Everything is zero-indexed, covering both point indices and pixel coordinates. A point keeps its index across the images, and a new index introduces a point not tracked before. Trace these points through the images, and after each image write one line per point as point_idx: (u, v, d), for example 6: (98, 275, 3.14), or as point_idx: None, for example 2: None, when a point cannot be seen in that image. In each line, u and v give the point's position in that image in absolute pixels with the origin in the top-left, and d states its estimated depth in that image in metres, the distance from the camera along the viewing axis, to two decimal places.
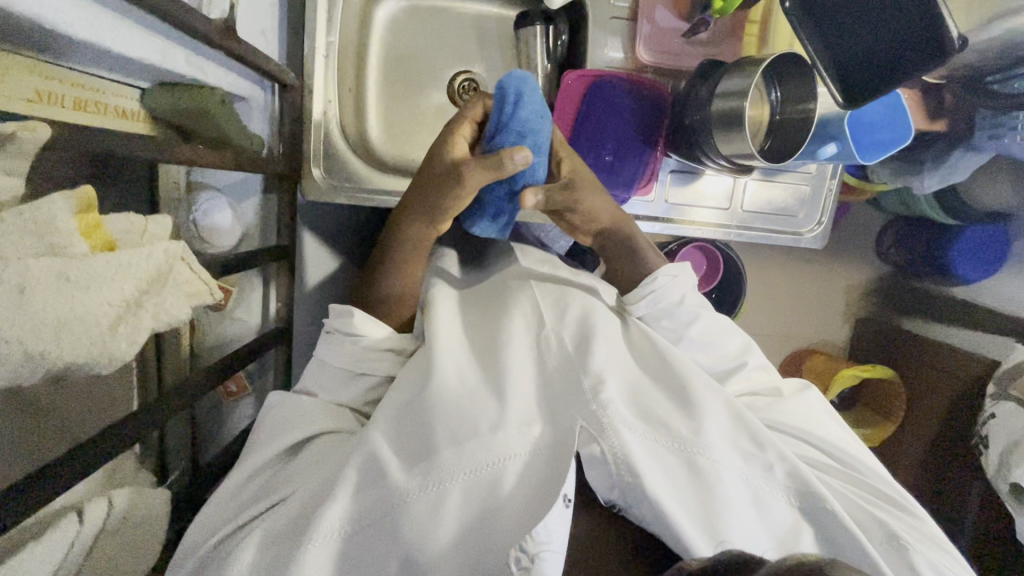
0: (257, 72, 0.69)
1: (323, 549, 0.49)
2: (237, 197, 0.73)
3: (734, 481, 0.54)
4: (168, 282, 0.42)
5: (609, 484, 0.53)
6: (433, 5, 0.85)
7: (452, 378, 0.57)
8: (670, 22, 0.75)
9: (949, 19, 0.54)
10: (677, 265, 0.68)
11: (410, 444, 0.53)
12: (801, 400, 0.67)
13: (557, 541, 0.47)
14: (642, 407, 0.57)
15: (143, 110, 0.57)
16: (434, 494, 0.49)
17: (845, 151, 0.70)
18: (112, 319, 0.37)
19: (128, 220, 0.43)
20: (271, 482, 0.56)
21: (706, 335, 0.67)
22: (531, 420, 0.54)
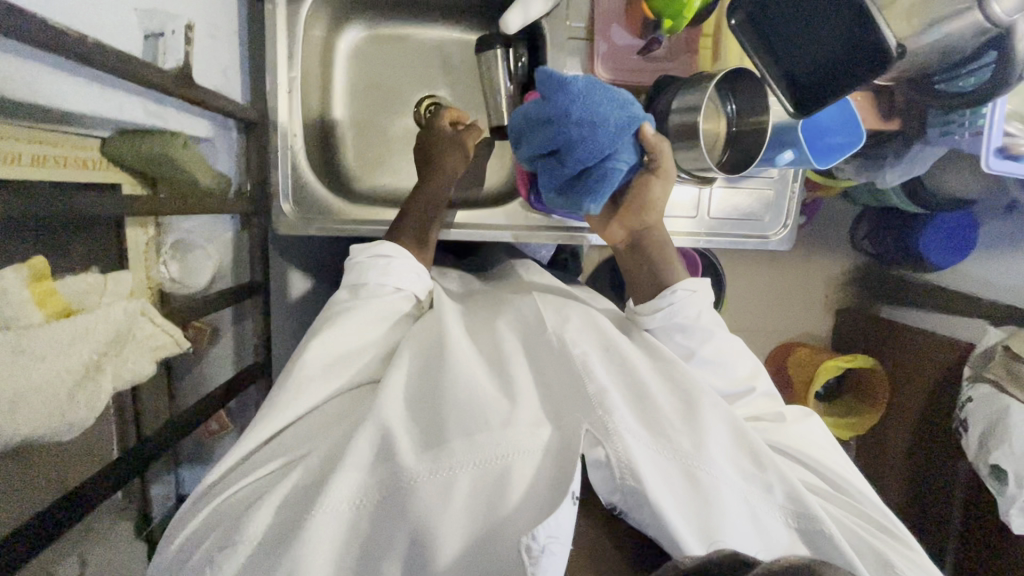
0: (217, 113, 0.70)
1: (331, 518, 0.47)
2: (207, 236, 0.73)
3: (734, 497, 0.51)
4: (130, 340, 0.50)
5: (610, 486, 0.50)
6: (395, 32, 0.86)
7: (464, 376, 0.54)
8: (626, 40, 0.76)
9: (885, 29, 0.56)
10: (694, 280, 0.65)
11: (421, 430, 0.51)
12: (804, 427, 0.65)
13: (565, 533, 0.43)
14: (650, 409, 0.54)
15: (103, 157, 0.57)
16: (444, 479, 0.47)
17: (800, 157, 0.72)
18: (74, 381, 0.43)
19: (84, 282, 0.49)
20: (289, 440, 0.55)
21: (718, 355, 0.64)
22: (540, 422, 0.51)
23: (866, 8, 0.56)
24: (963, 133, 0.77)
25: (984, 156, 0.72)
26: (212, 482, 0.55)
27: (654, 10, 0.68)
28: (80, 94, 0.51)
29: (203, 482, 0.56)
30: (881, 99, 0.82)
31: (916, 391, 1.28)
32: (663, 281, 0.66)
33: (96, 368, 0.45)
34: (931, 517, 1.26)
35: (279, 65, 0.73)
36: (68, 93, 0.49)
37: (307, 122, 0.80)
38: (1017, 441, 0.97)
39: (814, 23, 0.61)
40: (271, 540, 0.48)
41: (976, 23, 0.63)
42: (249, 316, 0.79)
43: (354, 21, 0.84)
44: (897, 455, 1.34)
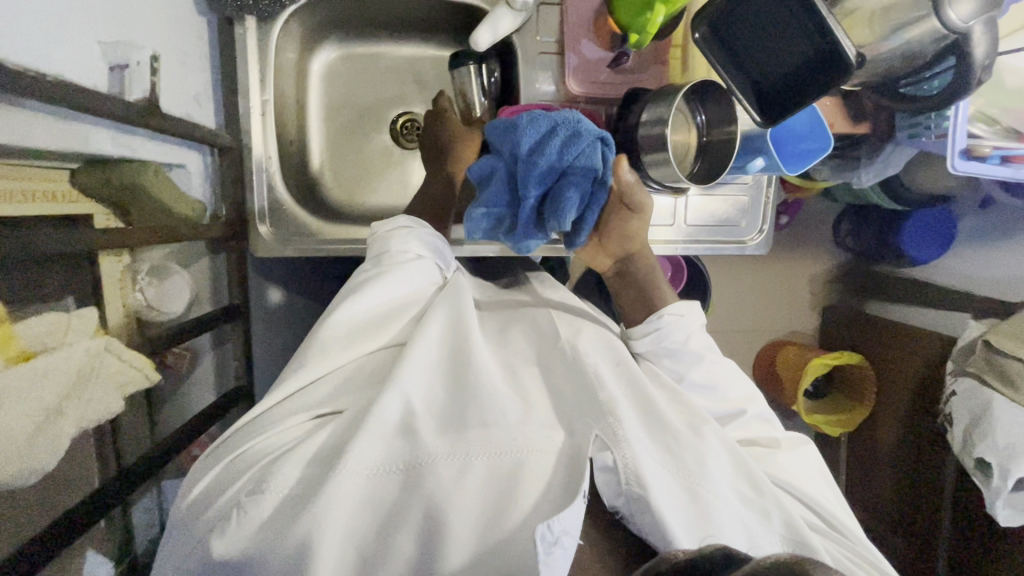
0: (190, 139, 0.70)
1: (351, 479, 0.48)
2: (185, 262, 0.73)
3: (732, 517, 0.53)
4: (93, 377, 0.51)
5: (616, 491, 0.52)
6: (368, 51, 0.87)
7: (485, 372, 0.57)
8: (596, 53, 0.77)
9: (845, 40, 0.57)
10: (683, 304, 0.67)
11: (441, 420, 0.54)
12: (802, 455, 0.66)
13: (576, 528, 0.45)
14: (654, 423, 0.57)
15: (75, 189, 0.57)
16: (460, 462, 0.49)
17: (771, 163, 0.73)
18: (35, 425, 0.45)
19: (47, 323, 0.49)
20: (314, 399, 0.58)
21: (708, 378, 0.66)
22: (553, 425, 0.54)
23: (824, 20, 0.57)
24: (929, 135, 0.78)
25: (950, 158, 0.73)
26: (230, 438, 0.58)
27: (624, 24, 0.69)
28: (44, 127, 0.50)
29: (221, 436, 0.59)
30: (851, 105, 0.84)
31: (904, 385, 1.29)
32: (651, 304, 0.68)
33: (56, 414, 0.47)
34: (921, 512, 1.27)
35: (252, 89, 0.73)
36: (31, 134, 0.49)
37: (284, 143, 0.80)
38: (1000, 434, 0.98)
39: (774, 34, 0.62)
40: (290, 496, 0.49)
41: (934, 30, 0.65)
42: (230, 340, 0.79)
43: (328, 41, 0.84)
44: (887, 451, 1.35)
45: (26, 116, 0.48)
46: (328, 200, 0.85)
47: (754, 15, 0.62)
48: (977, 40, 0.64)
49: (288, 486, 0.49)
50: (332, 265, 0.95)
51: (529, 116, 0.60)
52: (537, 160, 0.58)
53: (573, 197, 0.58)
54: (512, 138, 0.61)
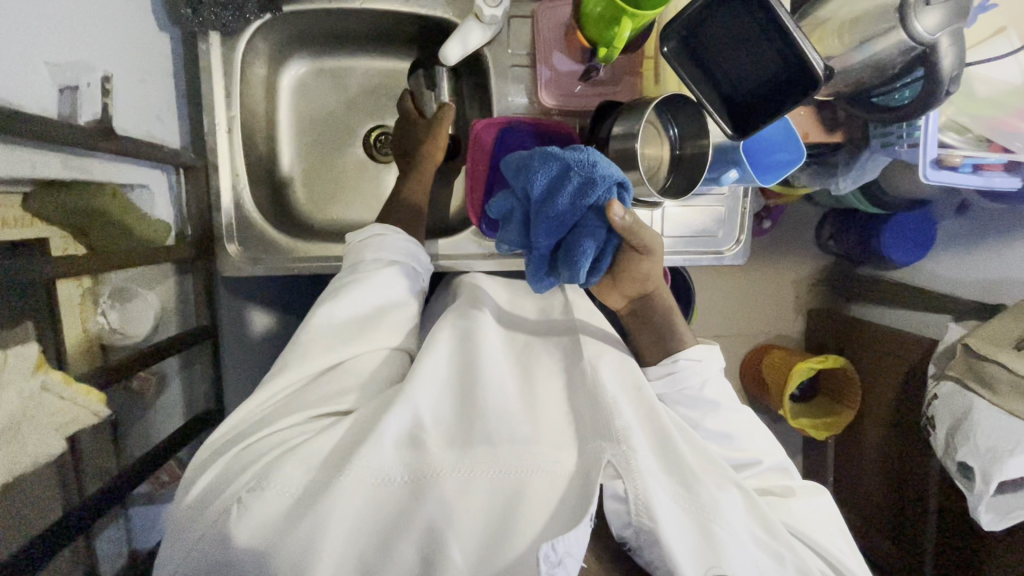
0: (151, 161, 0.68)
1: (357, 484, 0.52)
2: (151, 284, 0.71)
3: (744, 558, 0.55)
4: (30, 420, 0.50)
5: (624, 522, 0.55)
6: (339, 64, 0.85)
7: (497, 398, 0.61)
8: (567, 65, 0.76)
9: (812, 52, 0.57)
10: (703, 349, 0.66)
11: (455, 437, 0.57)
12: (819, 502, 0.65)
13: (579, 550, 0.50)
14: (670, 455, 0.58)
15: (29, 214, 0.54)
16: (465, 477, 0.53)
17: (745, 175, 0.72)
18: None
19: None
20: (317, 395, 0.60)
21: (721, 425, 0.66)
22: (563, 444, 0.57)
23: (790, 35, 0.57)
24: (902, 144, 0.77)
25: (921, 168, 0.73)
26: (233, 427, 0.59)
27: (593, 38, 0.68)
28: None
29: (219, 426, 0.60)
30: (825, 113, 0.84)
31: (889, 388, 1.30)
32: (669, 346, 0.67)
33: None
34: (907, 516, 1.27)
35: (218, 106, 0.72)
36: None
37: (253, 158, 0.78)
38: (981, 438, 0.98)
39: (743, 49, 0.61)
40: (295, 493, 0.52)
41: (902, 42, 0.65)
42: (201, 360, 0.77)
43: (296, 55, 0.83)
44: (874, 454, 1.35)
45: None
46: (300, 216, 0.84)
47: (722, 30, 0.62)
48: (944, 52, 0.65)
49: (292, 482, 0.53)
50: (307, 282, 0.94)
51: (541, 161, 0.57)
52: (551, 208, 0.56)
53: (590, 247, 0.55)
54: (524, 180, 0.58)
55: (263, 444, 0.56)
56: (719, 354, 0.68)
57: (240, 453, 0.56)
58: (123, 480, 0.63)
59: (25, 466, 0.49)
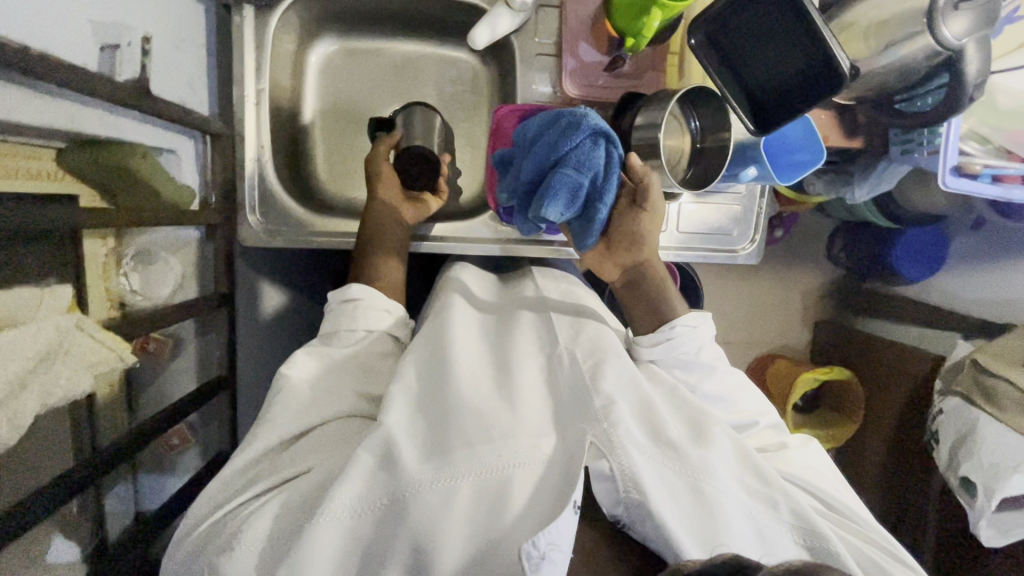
0: (177, 124, 0.69)
1: (332, 525, 0.49)
2: (172, 249, 0.72)
3: (739, 511, 0.53)
4: (62, 357, 0.48)
5: (614, 499, 0.52)
6: (367, 46, 0.86)
7: (468, 391, 0.58)
8: (593, 56, 0.77)
9: (838, 51, 0.57)
10: (697, 315, 0.68)
11: (429, 443, 0.54)
12: (805, 454, 0.67)
13: (566, 542, 0.46)
14: (654, 428, 0.56)
15: (63, 169, 0.55)
16: (446, 488, 0.50)
17: (764, 172, 0.73)
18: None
19: (22, 298, 0.49)
20: (301, 448, 0.58)
21: (718, 389, 0.68)
22: (542, 433, 0.54)
23: (818, 30, 0.58)
24: (922, 151, 0.78)
25: (940, 175, 0.73)
26: (213, 494, 0.58)
27: (621, 28, 0.69)
28: (38, 107, 0.52)
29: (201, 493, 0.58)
30: (846, 119, 0.83)
31: (893, 402, 1.29)
32: (664, 315, 0.68)
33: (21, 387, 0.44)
34: (906, 530, 1.26)
35: (248, 77, 0.73)
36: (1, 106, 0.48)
37: (278, 133, 0.80)
38: (984, 453, 0.97)
39: (768, 44, 0.62)
40: (270, 548, 0.50)
41: (928, 46, 0.65)
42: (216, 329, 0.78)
43: (325, 34, 0.84)
44: (875, 468, 1.35)
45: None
46: (321, 193, 0.85)
47: (750, 24, 0.63)
48: (969, 59, 0.65)
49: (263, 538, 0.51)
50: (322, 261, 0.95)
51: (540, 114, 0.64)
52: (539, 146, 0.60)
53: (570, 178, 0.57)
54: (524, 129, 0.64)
55: (235, 516, 0.54)
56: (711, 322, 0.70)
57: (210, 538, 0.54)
58: (135, 437, 0.64)
59: (65, 399, 0.48)
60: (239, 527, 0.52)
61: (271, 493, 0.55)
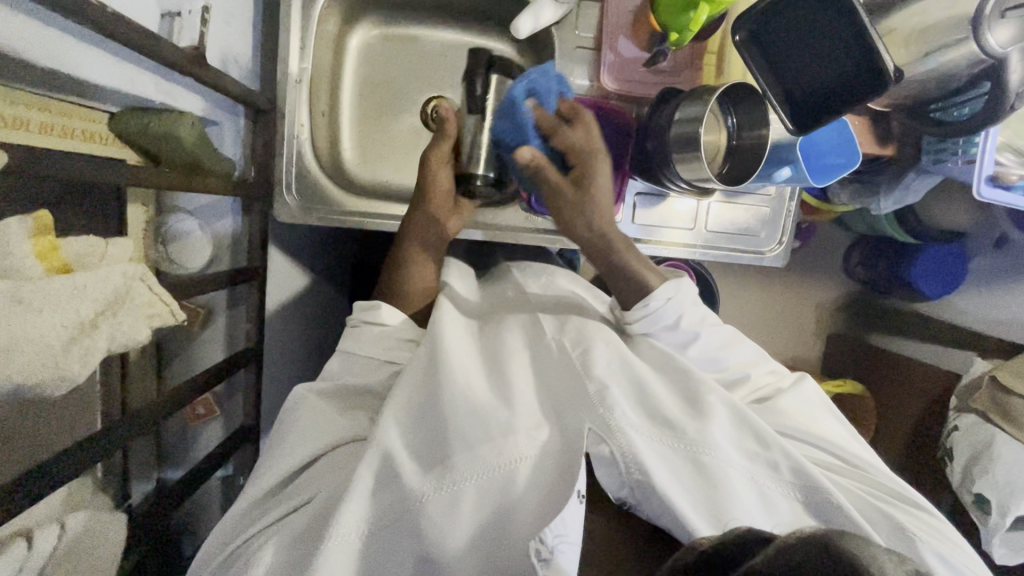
0: (229, 99, 0.71)
1: (340, 549, 0.49)
2: (208, 220, 0.73)
3: (740, 477, 0.54)
4: (127, 305, 0.45)
5: (618, 483, 0.53)
6: (406, 32, 0.87)
7: (462, 385, 0.58)
8: (632, 52, 0.78)
9: (883, 50, 0.57)
10: (671, 285, 0.67)
11: (425, 451, 0.54)
12: (800, 395, 0.68)
13: (574, 533, 0.46)
14: (648, 409, 0.57)
15: (112, 133, 0.58)
16: (450, 495, 0.50)
17: (797, 173, 0.73)
18: (66, 339, 0.40)
19: (88, 242, 0.47)
20: (303, 481, 0.57)
21: (705, 354, 0.68)
22: (538, 425, 0.55)
23: (866, 31, 0.58)
24: (956, 160, 0.78)
25: (977, 184, 0.73)
26: (223, 534, 0.58)
27: (664, 22, 0.69)
28: (108, 69, 0.53)
29: (210, 537, 0.58)
30: (880, 124, 0.84)
31: (905, 419, 1.26)
32: (645, 289, 0.68)
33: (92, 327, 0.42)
34: None
35: (291, 56, 0.74)
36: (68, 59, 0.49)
37: (315, 113, 0.80)
38: (1000, 471, 0.95)
39: (815, 43, 0.62)
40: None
41: (971, 54, 0.65)
42: (242, 303, 0.79)
43: (365, 18, 0.85)
44: None
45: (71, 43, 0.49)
46: (353, 175, 0.85)
47: (797, 24, 0.63)
48: (1013, 67, 0.65)
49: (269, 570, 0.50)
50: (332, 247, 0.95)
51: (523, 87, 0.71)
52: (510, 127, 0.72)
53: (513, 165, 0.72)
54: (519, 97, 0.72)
55: (242, 553, 0.53)
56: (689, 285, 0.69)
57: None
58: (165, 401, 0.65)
59: (128, 351, 0.46)
60: (247, 562, 0.51)
61: (274, 526, 0.54)
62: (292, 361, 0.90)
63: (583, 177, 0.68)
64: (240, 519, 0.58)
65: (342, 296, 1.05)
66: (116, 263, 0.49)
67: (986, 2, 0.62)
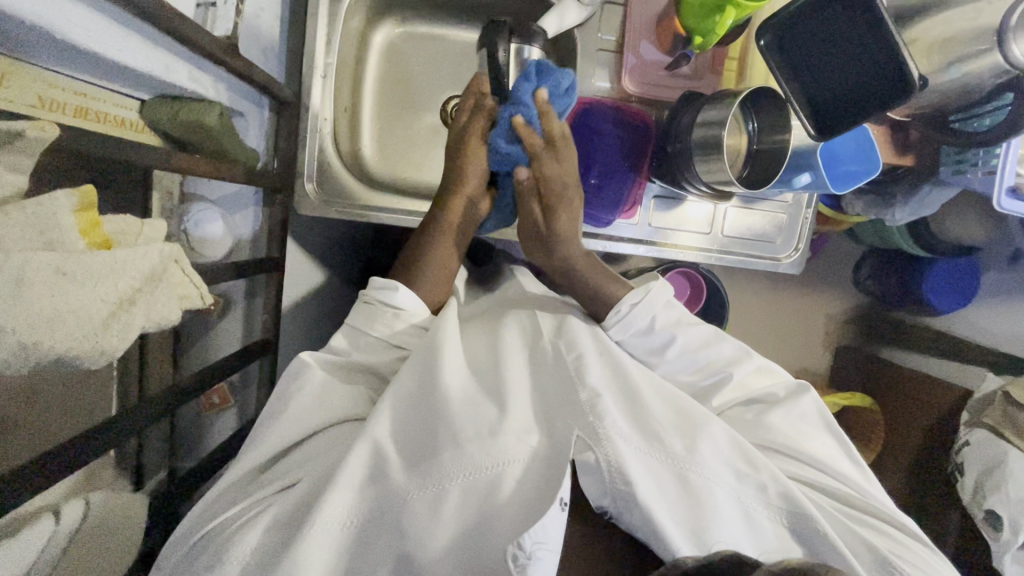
0: (257, 93, 0.73)
1: (323, 537, 0.50)
2: (229, 210, 0.74)
3: (726, 497, 0.55)
4: (162, 282, 0.46)
5: (601, 490, 0.54)
6: (428, 31, 0.88)
7: (455, 385, 0.58)
8: (653, 55, 0.78)
9: (909, 59, 0.58)
10: (637, 292, 0.70)
11: (413, 446, 0.55)
12: (796, 409, 0.68)
13: (552, 540, 0.46)
14: (640, 419, 0.58)
15: (142, 121, 0.59)
16: (434, 493, 0.50)
17: (817, 181, 0.73)
18: (106, 314, 0.40)
19: (124, 220, 0.46)
20: (290, 466, 0.57)
21: (682, 355, 0.70)
22: (529, 429, 0.55)
23: (892, 40, 0.59)
24: (976, 171, 0.78)
25: (996, 195, 0.73)
26: (201, 512, 0.57)
27: (688, 26, 0.70)
28: (145, 54, 0.54)
29: (190, 515, 0.57)
30: (898, 134, 0.83)
31: (914, 433, 1.23)
32: (609, 299, 0.72)
33: (130, 304, 0.42)
34: None
35: (318, 51, 0.75)
36: (107, 43, 0.50)
37: (337, 108, 0.81)
38: (1012, 488, 0.93)
39: (839, 50, 0.63)
40: (258, 558, 0.50)
41: (994, 65, 0.65)
42: (259, 294, 0.79)
43: (390, 18, 0.86)
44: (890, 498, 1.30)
45: (105, 27, 0.50)
46: (372, 170, 0.86)
47: (820, 32, 0.63)
48: None
49: (253, 550, 0.50)
50: (336, 240, 0.96)
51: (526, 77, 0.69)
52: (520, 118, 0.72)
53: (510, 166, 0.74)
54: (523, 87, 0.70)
55: (226, 528, 0.53)
56: (663, 286, 0.72)
57: (197, 557, 0.52)
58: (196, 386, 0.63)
59: (159, 330, 0.47)
60: (229, 538, 0.51)
61: (266, 503, 0.54)
62: (299, 355, 0.90)
63: (551, 208, 0.70)
64: (222, 495, 0.57)
65: (351, 292, 1.05)
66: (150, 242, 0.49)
67: (1010, 14, 0.62)
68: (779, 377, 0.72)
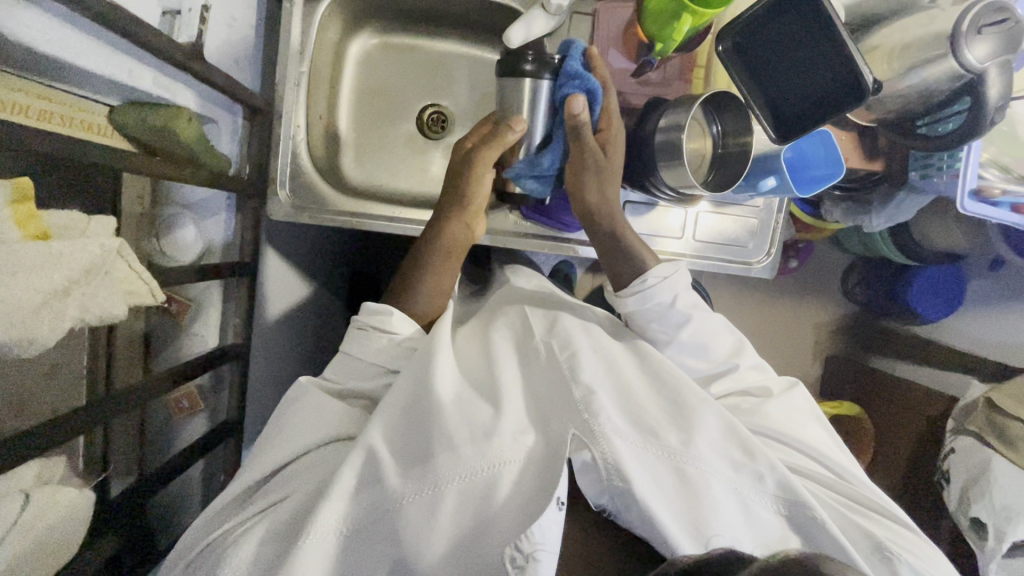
0: (226, 99, 0.74)
1: (317, 548, 0.49)
2: (202, 215, 0.74)
3: (724, 490, 0.55)
4: (103, 276, 0.47)
5: (599, 489, 0.54)
6: (403, 42, 0.90)
7: (450, 393, 0.56)
8: (621, 63, 0.79)
9: (861, 63, 0.60)
10: (668, 266, 0.69)
11: (410, 448, 0.54)
12: (786, 402, 0.68)
13: (551, 541, 0.47)
14: (636, 414, 0.57)
15: (110, 125, 0.60)
16: (429, 497, 0.50)
17: (783, 183, 0.73)
18: (38, 304, 0.41)
19: (69, 215, 0.48)
20: (282, 479, 0.57)
21: (696, 337, 0.68)
22: (524, 430, 0.55)
23: (846, 47, 0.60)
24: (941, 175, 0.78)
25: (960, 197, 0.75)
26: (192, 535, 0.58)
27: (650, 33, 0.72)
28: (103, 56, 0.55)
29: (183, 539, 0.58)
30: (866, 140, 0.83)
31: (902, 441, 1.21)
32: (637, 268, 0.70)
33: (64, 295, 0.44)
34: None
35: (290, 60, 0.77)
36: (62, 47, 0.51)
37: (313, 116, 0.83)
38: (998, 495, 0.91)
39: (798, 57, 0.65)
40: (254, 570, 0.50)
41: (951, 70, 0.66)
42: (231, 299, 0.79)
43: (366, 28, 0.88)
44: None
45: (63, 31, 0.51)
46: (347, 177, 0.87)
47: (779, 40, 0.65)
48: (991, 82, 0.65)
49: (249, 563, 0.51)
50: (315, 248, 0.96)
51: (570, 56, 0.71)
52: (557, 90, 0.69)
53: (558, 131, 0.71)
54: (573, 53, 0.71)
55: (218, 546, 0.53)
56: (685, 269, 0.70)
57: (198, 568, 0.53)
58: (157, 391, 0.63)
59: (106, 323, 0.48)
60: (226, 552, 0.51)
61: (257, 517, 0.54)
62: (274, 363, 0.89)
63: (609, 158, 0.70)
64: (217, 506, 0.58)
65: (337, 302, 1.04)
66: (101, 232, 0.50)
67: (962, 18, 0.64)
68: (777, 376, 0.73)
